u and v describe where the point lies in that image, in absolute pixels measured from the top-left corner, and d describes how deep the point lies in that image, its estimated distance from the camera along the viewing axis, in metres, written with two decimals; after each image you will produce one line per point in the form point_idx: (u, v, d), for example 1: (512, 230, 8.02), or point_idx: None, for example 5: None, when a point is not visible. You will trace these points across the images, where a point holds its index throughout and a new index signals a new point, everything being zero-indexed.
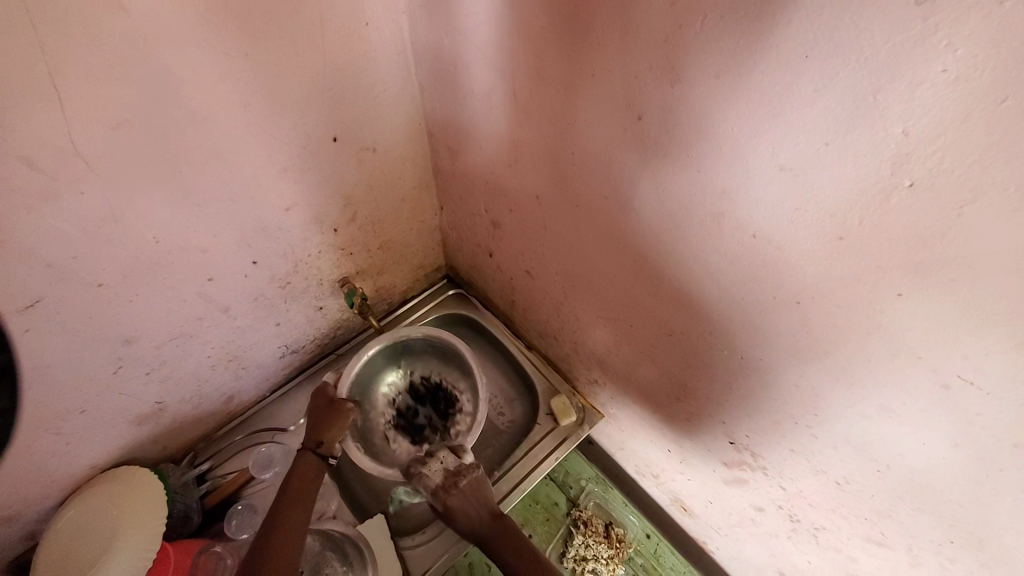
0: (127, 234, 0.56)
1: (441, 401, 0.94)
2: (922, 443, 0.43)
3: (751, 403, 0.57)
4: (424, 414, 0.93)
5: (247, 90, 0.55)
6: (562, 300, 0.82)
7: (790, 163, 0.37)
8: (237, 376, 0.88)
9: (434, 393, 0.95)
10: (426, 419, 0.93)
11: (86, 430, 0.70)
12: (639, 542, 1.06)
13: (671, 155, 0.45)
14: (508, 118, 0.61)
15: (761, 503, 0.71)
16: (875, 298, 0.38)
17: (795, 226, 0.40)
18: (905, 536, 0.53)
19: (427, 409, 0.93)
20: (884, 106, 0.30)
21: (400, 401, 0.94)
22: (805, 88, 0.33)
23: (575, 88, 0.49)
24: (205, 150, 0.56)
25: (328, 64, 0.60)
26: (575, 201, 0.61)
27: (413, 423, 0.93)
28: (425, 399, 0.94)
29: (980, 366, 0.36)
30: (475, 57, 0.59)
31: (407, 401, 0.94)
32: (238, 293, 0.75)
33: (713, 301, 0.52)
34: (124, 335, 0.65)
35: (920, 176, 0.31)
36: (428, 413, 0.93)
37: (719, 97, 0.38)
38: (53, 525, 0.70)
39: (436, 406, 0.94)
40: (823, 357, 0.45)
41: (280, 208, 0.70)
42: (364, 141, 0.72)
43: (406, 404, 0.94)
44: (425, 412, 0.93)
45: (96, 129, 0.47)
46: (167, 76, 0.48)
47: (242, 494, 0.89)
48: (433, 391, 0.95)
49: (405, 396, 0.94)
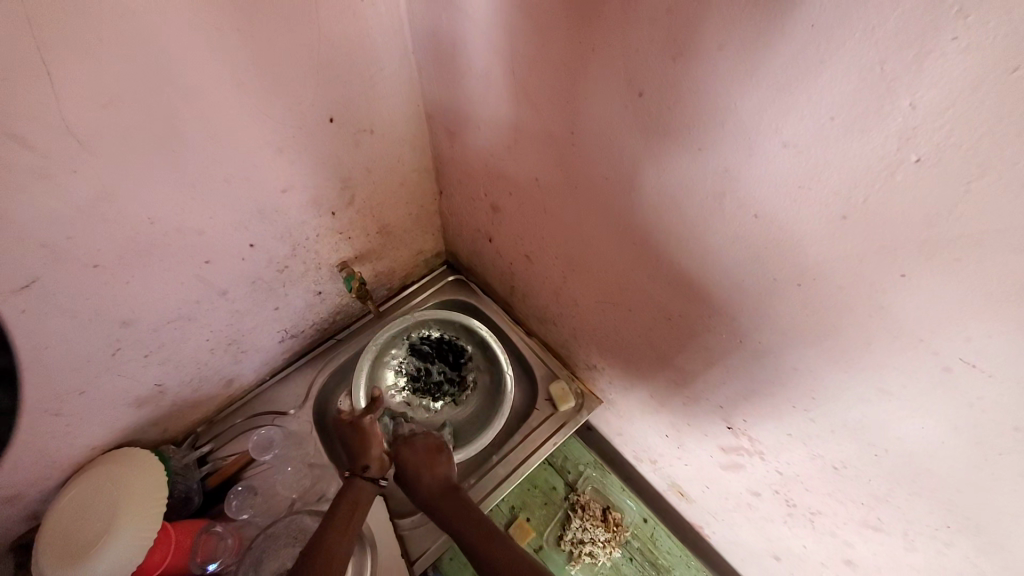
0: (122, 214, 0.55)
1: (453, 354, 0.98)
2: (920, 427, 0.43)
3: (749, 387, 0.57)
4: (439, 369, 0.97)
5: (241, 67, 0.54)
6: (561, 285, 0.81)
7: (795, 140, 0.36)
8: (236, 360, 0.89)
9: (443, 346, 0.98)
10: (443, 374, 0.98)
11: (86, 411, 0.70)
12: (635, 526, 1.07)
13: (673, 134, 0.44)
14: (508, 98, 0.59)
15: (758, 488, 0.71)
16: (879, 280, 0.38)
17: (798, 205, 0.39)
18: (900, 520, 0.53)
19: (442, 362, 0.98)
20: (893, 78, 0.29)
21: (408, 366, 0.97)
22: (810, 61, 0.32)
23: (577, 65, 0.48)
24: (198, 128, 0.55)
25: (323, 41, 0.59)
26: (575, 184, 0.60)
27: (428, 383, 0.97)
28: (433, 357, 0.98)
29: (984, 349, 0.35)
30: (474, 34, 0.57)
31: (413, 363, 0.97)
32: (236, 276, 0.75)
33: (713, 285, 0.51)
34: (123, 317, 0.65)
35: (927, 152, 0.30)
36: (445, 368, 0.97)
37: (724, 72, 0.37)
38: (65, 494, 0.72)
39: (449, 356, 0.98)
40: (824, 339, 0.45)
41: (277, 189, 0.69)
42: (361, 123, 0.71)
43: (414, 365, 0.97)
44: (439, 368, 0.97)
45: (87, 106, 0.46)
46: (160, 52, 0.47)
47: (242, 476, 0.90)
48: (444, 345, 0.99)
49: (410, 358, 0.97)
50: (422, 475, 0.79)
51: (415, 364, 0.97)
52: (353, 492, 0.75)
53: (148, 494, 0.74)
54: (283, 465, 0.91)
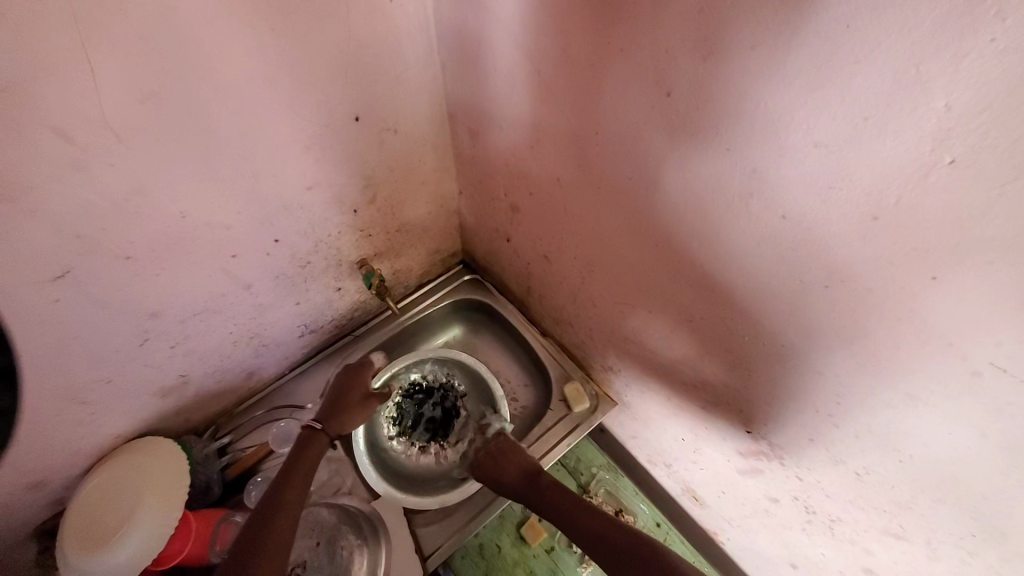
0: (154, 207, 0.57)
1: (424, 391, 1.01)
2: (947, 433, 0.43)
3: (771, 390, 0.57)
4: (428, 411, 1.00)
5: (273, 65, 0.55)
6: (578, 286, 0.82)
7: (825, 141, 0.36)
8: (257, 354, 0.90)
9: (413, 399, 1.00)
10: (440, 407, 1.01)
11: (112, 399, 0.72)
12: (648, 530, 1.06)
13: (701, 133, 0.44)
14: (533, 98, 0.60)
15: (776, 494, 0.71)
16: (909, 282, 0.37)
17: (827, 207, 0.39)
18: (925, 528, 0.52)
19: (424, 404, 1.01)
20: (928, 79, 0.30)
21: (417, 439, 0.98)
22: (844, 61, 0.32)
23: (603, 65, 0.48)
24: (229, 125, 0.57)
25: (351, 41, 0.60)
26: (597, 184, 0.60)
27: (449, 420, 1.00)
28: (416, 410, 1.00)
29: (1016, 353, 0.35)
30: (500, 34, 0.58)
31: (409, 431, 0.98)
32: (260, 271, 0.76)
33: (737, 286, 0.51)
34: (151, 308, 0.66)
35: (961, 154, 0.30)
36: (433, 404, 1.01)
37: (754, 72, 0.37)
38: (92, 480, 0.74)
39: (420, 393, 1.01)
40: (850, 342, 0.45)
41: (302, 186, 0.70)
42: (385, 121, 0.73)
43: (418, 432, 0.99)
44: (429, 408, 1.00)
45: (126, 101, 0.48)
46: (196, 49, 0.49)
47: (260, 468, 0.91)
48: (416, 397, 1.01)
49: (400, 433, 0.98)
50: (502, 475, 0.83)
51: (419, 430, 0.99)
52: (313, 448, 0.78)
53: (171, 484, 0.76)
54: None
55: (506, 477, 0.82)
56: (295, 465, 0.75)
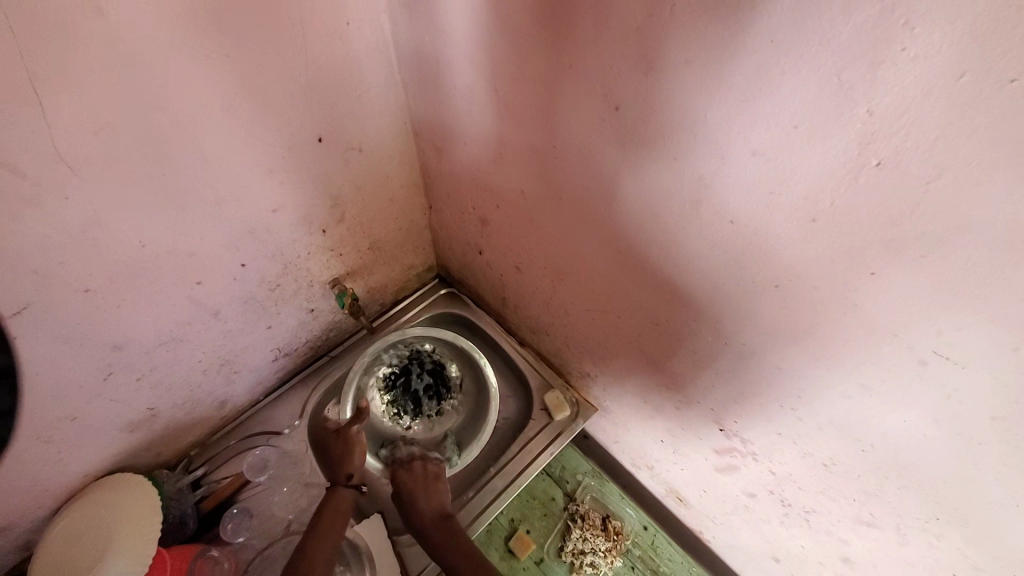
0: (113, 238, 0.56)
1: (402, 373, 0.96)
2: (903, 421, 0.44)
3: (739, 388, 0.58)
4: (418, 386, 0.96)
5: (231, 91, 0.55)
6: (550, 295, 0.82)
7: (763, 148, 0.37)
8: (229, 381, 0.88)
9: (400, 385, 0.96)
10: (425, 372, 0.97)
11: (78, 437, 0.70)
12: (636, 534, 1.07)
13: (649, 144, 0.45)
14: (491, 114, 0.61)
15: (753, 489, 0.72)
16: (851, 279, 0.39)
17: (771, 210, 0.40)
18: (892, 514, 0.54)
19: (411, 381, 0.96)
20: (850, 87, 0.31)
21: (428, 410, 0.96)
22: (773, 73, 0.34)
23: (554, 81, 0.49)
24: (187, 152, 0.56)
25: (310, 64, 0.60)
26: (558, 195, 0.61)
27: (442, 374, 0.99)
28: (408, 391, 0.96)
29: (955, 340, 0.36)
30: (456, 53, 0.59)
31: (413, 408, 0.95)
32: (228, 296, 0.75)
33: (696, 289, 0.53)
34: (114, 341, 0.65)
35: (886, 156, 0.32)
36: (418, 377, 0.96)
37: (692, 85, 0.38)
38: (56, 525, 0.71)
39: (398, 374, 0.96)
40: (804, 338, 0.46)
41: (267, 210, 0.70)
42: (350, 141, 0.73)
43: (425, 406, 0.96)
44: (416, 382, 0.96)
45: (79, 134, 0.47)
46: (150, 79, 0.48)
47: (237, 498, 0.90)
48: (399, 381, 0.96)
49: (407, 414, 0.95)
50: (421, 499, 0.82)
51: (427, 405, 0.96)
52: (335, 500, 0.78)
53: (143, 518, 0.73)
54: (279, 486, 0.92)
55: (421, 510, 0.81)
56: (319, 520, 0.75)
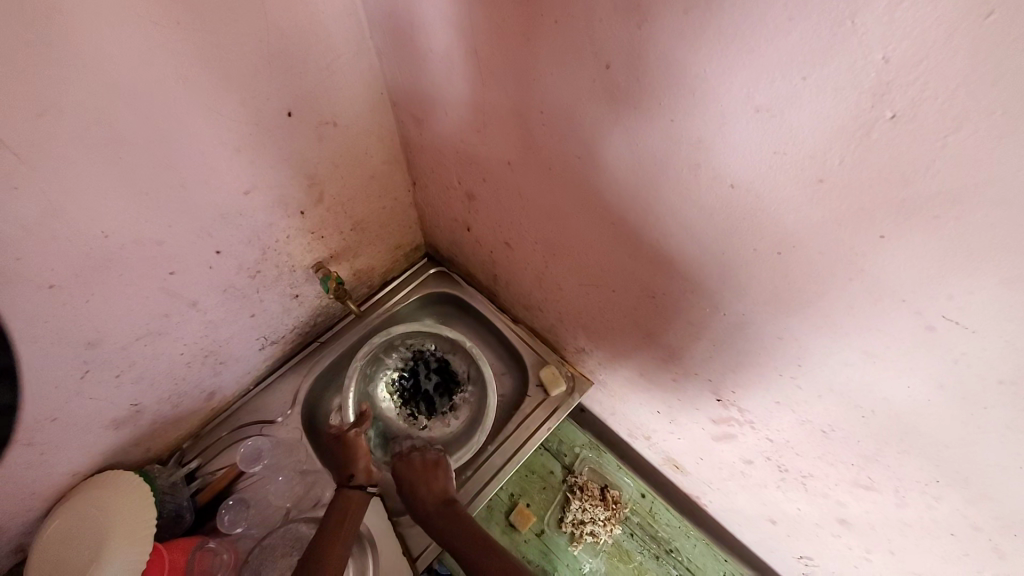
0: (72, 230, 0.52)
1: (410, 375, 0.98)
2: (907, 387, 0.43)
3: (736, 358, 0.57)
4: (428, 386, 0.98)
5: (187, 64, 0.51)
6: (543, 270, 0.80)
7: (766, 104, 0.35)
8: (215, 372, 0.86)
9: (410, 388, 0.98)
10: (432, 371, 0.99)
11: (61, 437, 0.67)
12: (634, 502, 1.08)
13: (643, 106, 0.42)
14: (471, 78, 0.57)
15: (750, 456, 0.72)
16: (858, 242, 0.37)
17: (773, 170, 0.38)
18: (890, 477, 0.54)
19: (421, 383, 0.98)
20: (863, 31, 0.28)
21: (441, 409, 0.96)
22: (778, 18, 0.30)
23: (537, 40, 0.46)
24: (145, 133, 0.52)
25: (272, 31, 0.55)
26: (547, 164, 0.58)
27: (449, 371, 0.99)
28: (419, 393, 0.97)
29: (967, 304, 0.35)
30: (431, 12, 0.54)
31: (426, 408, 0.96)
32: (206, 285, 0.72)
33: (695, 261, 0.51)
34: (88, 338, 0.61)
35: (901, 108, 0.29)
36: (426, 378, 0.98)
37: (688, 38, 0.35)
38: (47, 527, 0.69)
39: (406, 378, 0.98)
40: (805, 307, 0.45)
41: (239, 192, 0.66)
42: (323, 116, 0.68)
43: (438, 406, 0.97)
44: (426, 383, 0.98)
45: (19, 117, 0.42)
46: (94, 53, 0.44)
47: (235, 488, 0.89)
48: (409, 384, 0.98)
49: (420, 414, 0.96)
50: (420, 490, 0.81)
51: (438, 404, 0.96)
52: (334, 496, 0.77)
53: (138, 518, 0.72)
54: (274, 474, 0.90)
55: (422, 499, 0.80)
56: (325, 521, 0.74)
